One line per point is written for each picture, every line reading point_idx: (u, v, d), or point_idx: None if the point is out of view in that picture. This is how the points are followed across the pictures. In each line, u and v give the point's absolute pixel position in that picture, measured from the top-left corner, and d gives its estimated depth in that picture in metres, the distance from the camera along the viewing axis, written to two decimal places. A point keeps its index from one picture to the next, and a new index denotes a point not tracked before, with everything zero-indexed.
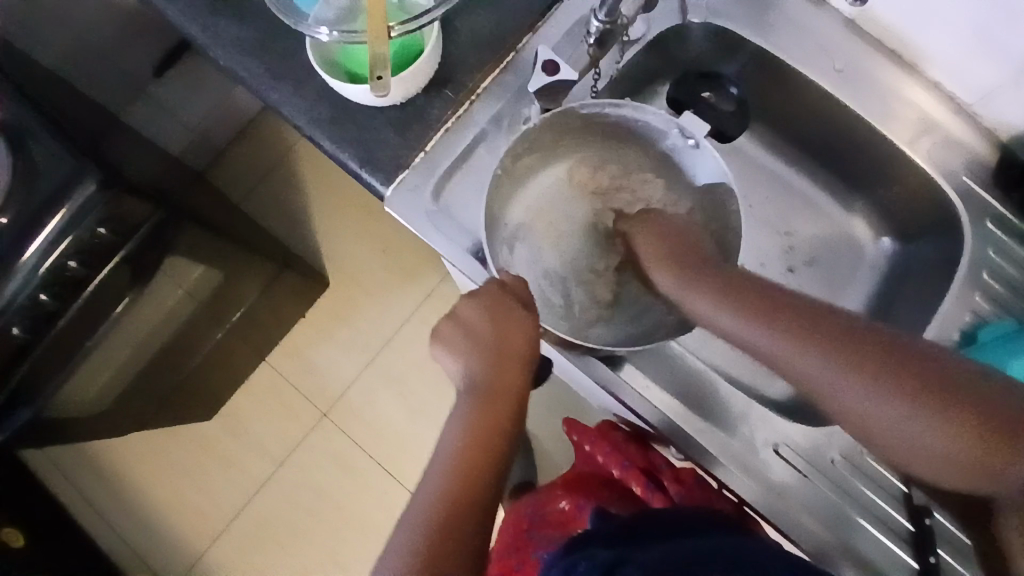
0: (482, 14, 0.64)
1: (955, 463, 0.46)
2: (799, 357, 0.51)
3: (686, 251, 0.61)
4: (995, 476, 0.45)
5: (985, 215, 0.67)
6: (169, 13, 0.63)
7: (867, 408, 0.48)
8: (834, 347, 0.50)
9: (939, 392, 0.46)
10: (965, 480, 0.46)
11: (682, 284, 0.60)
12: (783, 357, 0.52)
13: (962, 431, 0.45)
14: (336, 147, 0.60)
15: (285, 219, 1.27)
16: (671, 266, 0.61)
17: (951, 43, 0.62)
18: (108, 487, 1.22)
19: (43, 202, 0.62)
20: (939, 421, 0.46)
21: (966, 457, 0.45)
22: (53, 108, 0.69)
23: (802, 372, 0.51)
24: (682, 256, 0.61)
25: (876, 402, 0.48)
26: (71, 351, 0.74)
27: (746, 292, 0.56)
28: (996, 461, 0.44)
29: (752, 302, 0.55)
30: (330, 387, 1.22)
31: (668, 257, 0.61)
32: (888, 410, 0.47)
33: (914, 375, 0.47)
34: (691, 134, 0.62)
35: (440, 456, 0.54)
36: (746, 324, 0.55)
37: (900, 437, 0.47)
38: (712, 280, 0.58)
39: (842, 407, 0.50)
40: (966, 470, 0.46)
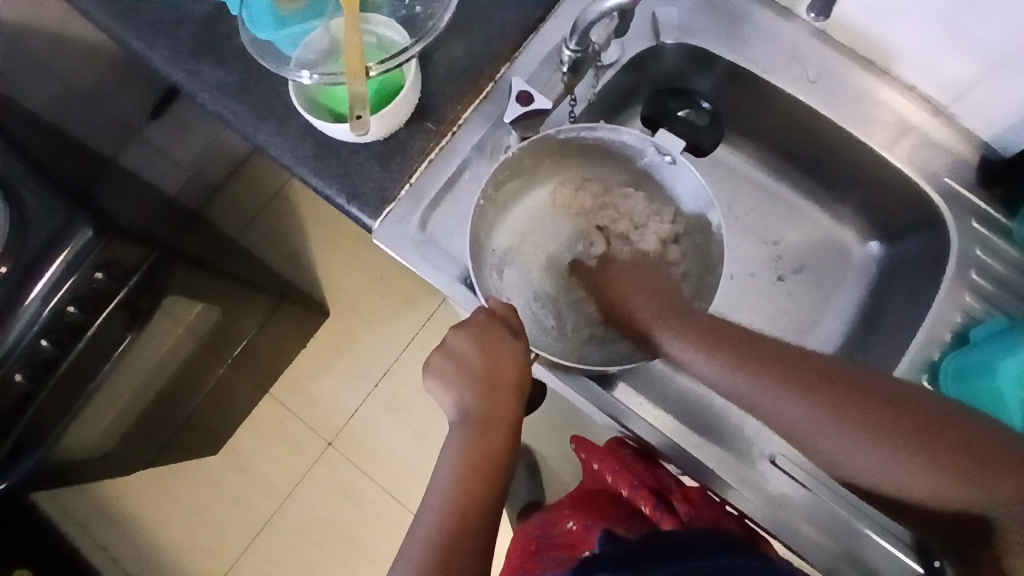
0: (459, 46, 0.65)
1: (945, 491, 0.47)
2: (775, 403, 0.53)
3: (658, 300, 0.63)
4: (970, 500, 0.47)
5: (969, 214, 0.68)
6: (156, 62, 0.65)
7: (840, 445, 0.50)
8: (808, 390, 0.52)
9: (915, 428, 0.48)
10: (943, 505, 0.48)
11: (658, 325, 0.61)
12: (761, 402, 0.54)
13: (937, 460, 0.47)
14: (322, 184, 0.61)
15: (282, 251, 1.28)
16: (657, 312, 0.62)
17: (921, 43, 0.63)
18: (117, 529, 1.22)
19: (40, 252, 0.63)
20: (922, 454, 0.48)
21: (942, 485, 0.47)
22: (44, 157, 0.70)
23: (777, 414, 0.53)
24: (660, 303, 0.63)
25: (860, 444, 0.50)
26: (71, 397, 0.74)
27: (723, 333, 0.58)
28: (968, 486, 0.47)
29: (726, 341, 0.57)
30: (334, 416, 1.22)
31: (638, 308, 0.63)
32: (862, 446, 0.49)
33: (888, 411, 0.49)
34: (666, 151, 0.64)
35: (437, 487, 0.54)
36: (727, 369, 0.55)
37: (876, 470, 0.49)
38: (687, 321, 0.60)
39: (818, 445, 0.52)
40: (943, 497, 0.48)
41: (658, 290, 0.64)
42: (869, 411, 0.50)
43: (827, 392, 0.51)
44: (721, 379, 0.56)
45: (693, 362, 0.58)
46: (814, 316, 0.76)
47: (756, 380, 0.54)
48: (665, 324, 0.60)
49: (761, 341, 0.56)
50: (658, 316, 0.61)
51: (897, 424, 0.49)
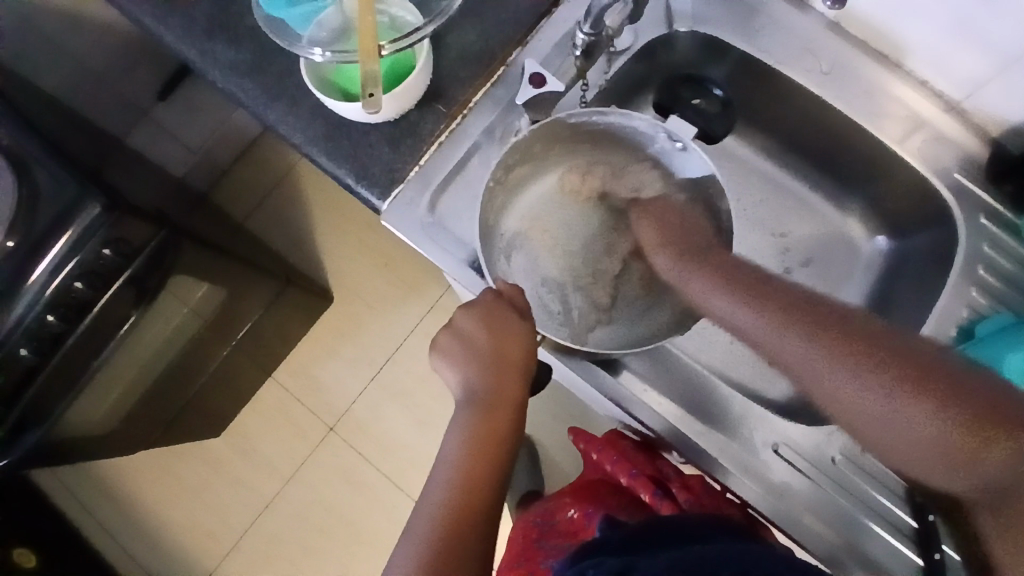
0: (471, 28, 0.65)
1: (950, 457, 0.45)
2: (791, 347, 0.51)
3: (692, 241, 0.62)
4: (975, 460, 0.44)
5: (979, 211, 0.67)
6: (168, 39, 0.65)
7: (852, 395, 0.48)
8: (830, 337, 0.50)
9: (934, 386, 0.45)
10: (945, 466, 0.45)
11: (684, 273, 0.61)
12: (779, 348, 0.52)
13: (945, 413, 0.45)
14: (332, 164, 0.61)
15: (288, 235, 1.28)
16: (676, 254, 0.62)
17: (937, 37, 0.63)
18: (119, 507, 1.23)
19: (48, 229, 0.63)
20: (932, 414, 0.45)
21: (946, 439, 0.44)
22: (55, 133, 0.71)
23: (793, 361, 0.51)
24: (683, 245, 0.63)
25: (859, 383, 0.48)
26: (76, 371, 0.74)
27: (747, 283, 0.56)
28: (975, 443, 0.44)
29: (744, 288, 0.56)
30: (337, 401, 1.23)
31: (670, 242, 0.63)
32: (873, 397, 0.47)
33: (903, 361, 0.47)
34: (678, 138, 0.63)
35: (441, 467, 0.55)
36: (749, 312, 0.54)
37: (885, 422, 0.47)
38: (716, 268, 0.59)
39: (828, 395, 0.49)
40: (945, 456, 0.45)
41: (690, 234, 0.63)
42: (886, 364, 0.47)
43: (847, 341, 0.49)
44: (740, 323, 0.55)
45: (714, 304, 0.57)
46: None
47: (776, 323, 0.52)
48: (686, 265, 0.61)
49: (791, 291, 0.54)
50: (686, 263, 0.61)
51: (912, 373, 0.46)
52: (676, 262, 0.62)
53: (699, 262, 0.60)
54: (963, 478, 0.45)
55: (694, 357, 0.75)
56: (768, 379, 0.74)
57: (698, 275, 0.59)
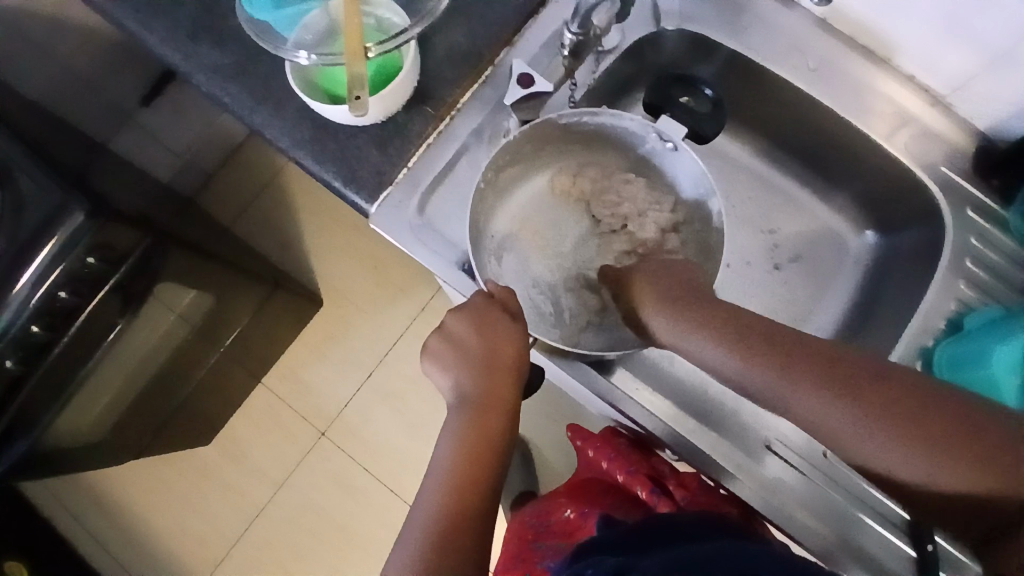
0: (458, 28, 0.65)
1: (968, 496, 0.47)
2: (805, 406, 0.52)
3: (680, 289, 0.60)
4: (992, 496, 0.47)
5: (966, 204, 0.68)
6: (151, 43, 0.64)
7: (872, 448, 0.49)
8: (845, 385, 0.50)
9: (950, 424, 0.47)
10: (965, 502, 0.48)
11: (680, 330, 0.58)
12: (791, 405, 0.52)
13: (964, 462, 0.46)
14: (319, 167, 0.61)
15: (276, 239, 1.27)
16: (660, 298, 0.60)
17: (922, 32, 0.63)
18: (109, 517, 1.21)
19: (30, 236, 0.62)
20: (949, 451, 0.47)
21: (966, 484, 0.47)
22: (38, 139, 0.70)
23: (806, 417, 0.52)
24: (666, 287, 0.61)
25: (876, 436, 0.49)
26: (62, 381, 0.74)
27: (745, 330, 0.56)
28: (993, 484, 0.46)
29: (744, 339, 0.55)
30: (328, 406, 1.22)
31: (661, 298, 0.60)
32: (893, 449, 0.48)
33: (919, 411, 0.48)
34: (668, 138, 0.64)
35: (435, 472, 0.54)
36: (756, 369, 0.54)
37: (903, 471, 0.49)
38: (705, 316, 0.58)
39: (845, 446, 0.51)
40: (965, 496, 0.47)
41: (684, 280, 0.61)
42: (900, 405, 0.49)
43: (862, 385, 0.50)
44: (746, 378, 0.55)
45: (712, 357, 0.57)
46: (810, 306, 0.76)
47: (785, 381, 0.53)
48: (672, 313, 0.59)
49: (791, 337, 0.55)
50: (676, 312, 0.59)
51: (928, 425, 0.48)
52: (661, 311, 0.60)
53: (688, 307, 0.59)
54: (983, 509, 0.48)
55: None
56: None
57: (690, 325, 0.58)
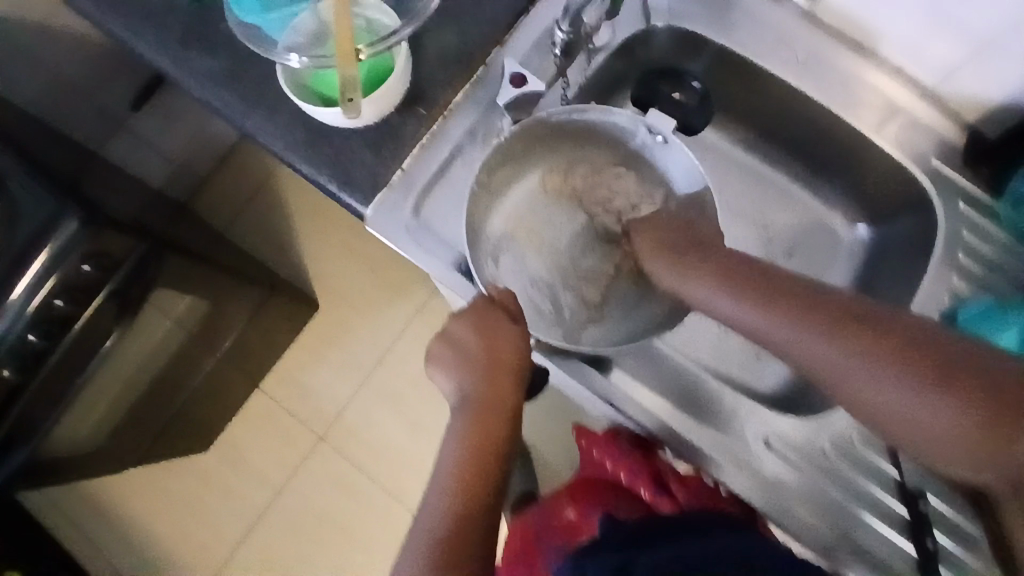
0: (449, 29, 0.65)
1: (973, 446, 0.44)
2: (801, 342, 0.51)
3: (688, 244, 0.62)
4: (999, 448, 0.44)
5: (957, 195, 0.68)
6: (141, 50, 0.64)
7: (870, 388, 0.48)
8: (834, 324, 0.50)
9: (935, 367, 0.45)
10: (971, 458, 0.45)
11: (682, 276, 0.61)
12: (788, 343, 0.52)
13: (966, 403, 0.44)
14: (314, 171, 0.61)
15: (271, 243, 1.27)
16: (668, 255, 0.63)
17: (908, 24, 0.63)
18: (109, 525, 1.21)
19: (24, 245, 0.62)
20: (930, 390, 0.45)
21: (968, 430, 0.44)
22: (29, 147, 0.70)
23: (803, 355, 0.51)
24: (674, 244, 0.63)
25: (873, 374, 0.48)
26: (60, 390, 0.73)
27: (753, 280, 0.57)
28: (999, 433, 0.43)
29: (750, 283, 0.57)
30: (326, 409, 1.22)
31: (670, 252, 0.63)
32: (890, 389, 0.47)
33: (919, 352, 0.46)
34: (658, 131, 0.64)
35: (439, 472, 0.55)
36: (754, 311, 0.55)
37: (905, 416, 0.46)
38: (717, 271, 0.59)
39: (844, 387, 0.49)
40: (969, 449, 0.44)
41: (691, 234, 0.63)
42: (896, 350, 0.47)
43: (852, 324, 0.50)
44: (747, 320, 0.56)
45: (715, 304, 0.58)
46: None
47: (781, 317, 0.53)
48: (678, 266, 0.62)
49: (793, 281, 0.55)
50: (689, 269, 0.61)
51: (927, 366, 0.46)
52: (669, 265, 0.62)
53: (694, 261, 0.61)
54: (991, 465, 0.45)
55: (685, 352, 0.75)
56: (757, 371, 0.75)
57: (696, 276, 0.60)
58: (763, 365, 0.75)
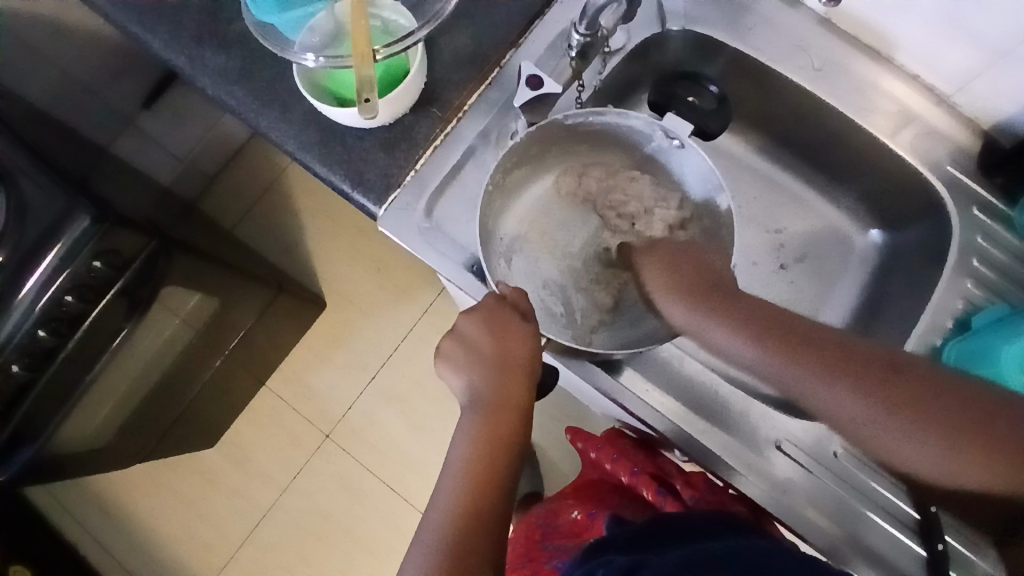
0: (464, 30, 0.65)
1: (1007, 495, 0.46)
2: (830, 400, 0.51)
3: (701, 282, 0.62)
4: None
5: (971, 203, 0.68)
6: (155, 47, 0.64)
7: (903, 447, 0.48)
8: (849, 371, 0.51)
9: (967, 424, 0.46)
10: (1006, 505, 0.46)
11: (700, 318, 0.60)
12: (818, 400, 0.52)
13: (1002, 461, 0.45)
14: (327, 170, 0.61)
15: (279, 242, 1.27)
16: (682, 292, 0.62)
17: (924, 30, 0.63)
18: (113, 521, 1.21)
19: (34, 241, 0.62)
20: (973, 449, 0.46)
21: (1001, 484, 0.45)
22: (43, 144, 0.70)
23: (835, 413, 0.51)
24: (684, 282, 0.63)
25: (905, 433, 0.48)
26: (68, 386, 0.73)
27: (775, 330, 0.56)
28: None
29: (773, 335, 0.56)
30: (332, 408, 1.22)
31: (677, 289, 0.63)
32: (922, 447, 0.47)
33: (950, 409, 0.47)
34: (674, 135, 0.63)
35: (450, 472, 0.54)
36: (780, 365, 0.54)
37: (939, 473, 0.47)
38: (734, 314, 0.59)
39: (875, 445, 0.50)
40: (1005, 499, 0.46)
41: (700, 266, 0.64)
42: (925, 409, 0.48)
43: (884, 384, 0.50)
44: (771, 373, 0.55)
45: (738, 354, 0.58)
46: (818, 304, 0.76)
47: (809, 375, 0.53)
48: (697, 308, 0.61)
49: (817, 335, 0.54)
50: (706, 310, 0.60)
51: (959, 424, 0.46)
52: (687, 308, 0.61)
53: (710, 302, 0.61)
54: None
55: None
56: None
57: (716, 320, 0.60)
58: None
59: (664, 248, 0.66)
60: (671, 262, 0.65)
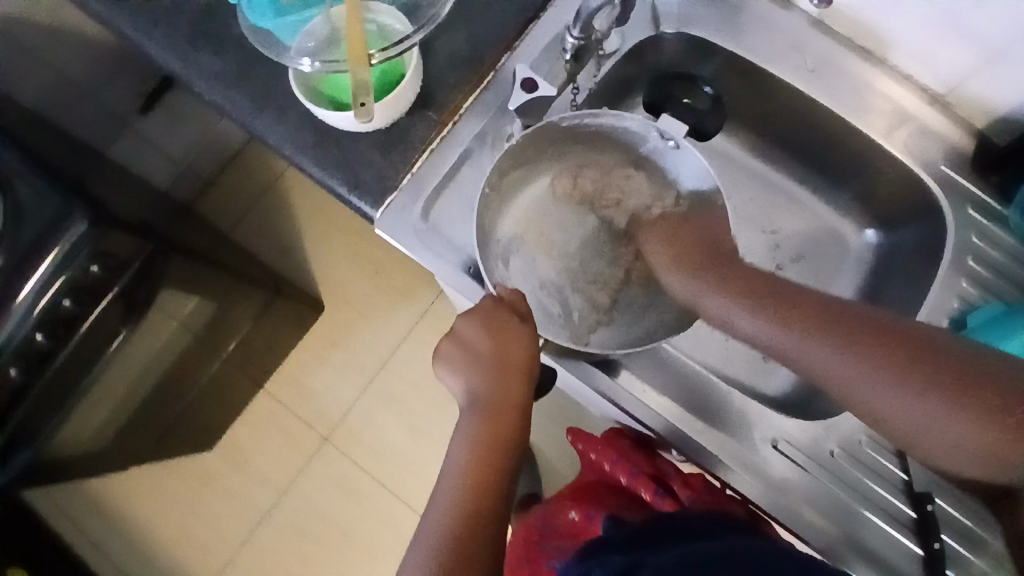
0: (459, 33, 0.65)
1: (980, 448, 0.47)
2: (815, 354, 0.54)
3: (698, 259, 0.64)
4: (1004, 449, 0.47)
5: (966, 202, 0.68)
6: (151, 50, 0.64)
7: (880, 397, 0.50)
8: (854, 345, 0.52)
9: (944, 373, 0.48)
10: (979, 460, 0.48)
11: (694, 285, 0.63)
12: (802, 356, 0.55)
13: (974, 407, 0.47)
14: (324, 173, 0.61)
15: (276, 244, 1.27)
16: (680, 262, 0.65)
17: (918, 30, 0.63)
18: (111, 524, 1.21)
19: (31, 246, 0.62)
20: (949, 398, 0.48)
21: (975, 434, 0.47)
22: (39, 147, 0.70)
23: (818, 367, 0.54)
24: (686, 252, 0.65)
25: (884, 383, 0.50)
26: (66, 390, 0.73)
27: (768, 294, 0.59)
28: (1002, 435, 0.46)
29: (766, 298, 0.59)
30: (330, 410, 1.22)
31: (679, 262, 0.65)
32: (899, 396, 0.49)
33: (927, 361, 0.49)
34: (669, 135, 0.64)
35: (449, 472, 0.55)
36: (770, 323, 0.57)
37: (913, 422, 0.49)
38: (729, 281, 0.62)
39: (854, 397, 0.52)
40: (979, 452, 0.48)
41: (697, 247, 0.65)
42: (904, 358, 0.50)
43: (868, 337, 0.52)
44: (761, 332, 0.58)
45: (731, 316, 0.60)
46: None
47: (796, 330, 0.55)
48: (692, 276, 0.64)
49: (808, 296, 0.57)
50: (701, 279, 0.63)
51: (935, 375, 0.49)
52: (681, 276, 0.64)
53: (706, 270, 0.63)
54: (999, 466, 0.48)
55: (690, 355, 0.75)
56: (764, 375, 0.75)
57: (711, 287, 0.62)
58: (770, 369, 0.75)
59: (658, 248, 0.67)
60: (665, 250, 0.66)
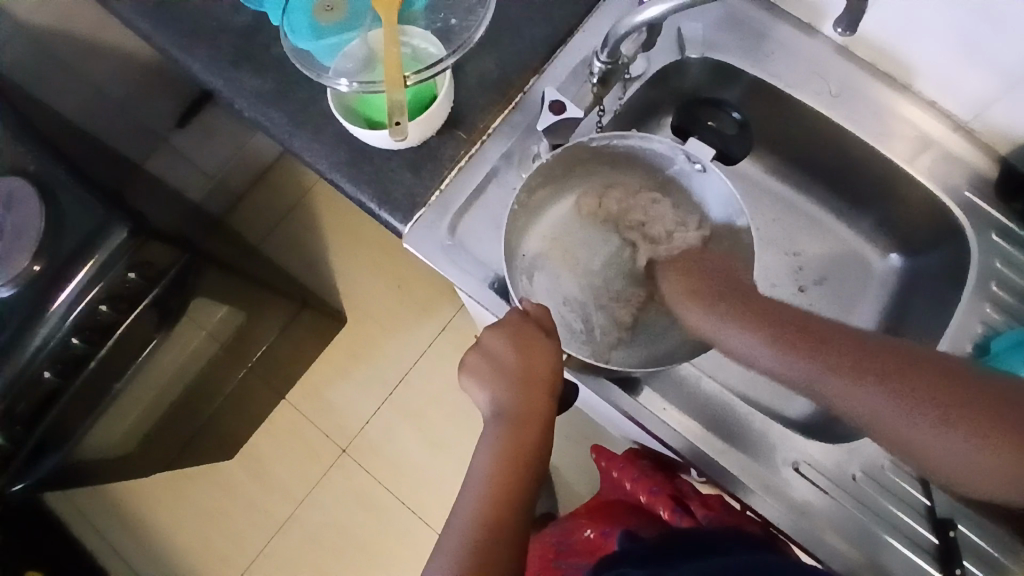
0: (489, 57, 0.68)
1: (997, 476, 0.47)
2: (832, 380, 0.54)
3: (722, 284, 0.64)
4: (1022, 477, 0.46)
5: (990, 228, 0.68)
6: (195, 70, 0.67)
7: (898, 424, 0.50)
8: (871, 364, 0.52)
9: (960, 399, 0.48)
10: (998, 489, 0.47)
11: (715, 318, 0.62)
12: (820, 383, 0.55)
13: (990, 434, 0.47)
14: (356, 189, 0.63)
15: (303, 258, 1.30)
16: (702, 290, 0.64)
17: (940, 57, 0.64)
18: (133, 530, 1.23)
19: (72, 253, 0.65)
20: (964, 426, 0.48)
21: (991, 462, 0.47)
22: (84, 159, 0.73)
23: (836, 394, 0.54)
24: (709, 278, 0.64)
25: (900, 409, 0.50)
26: (97, 394, 0.76)
27: (785, 319, 0.59)
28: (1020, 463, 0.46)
29: (784, 323, 0.59)
30: (350, 422, 1.24)
31: (701, 286, 0.64)
32: (916, 423, 0.49)
33: (942, 386, 0.49)
34: (697, 160, 0.65)
35: (472, 480, 0.55)
36: (786, 351, 0.57)
37: (930, 450, 0.49)
38: (747, 308, 0.62)
39: (872, 423, 0.52)
40: (997, 480, 0.47)
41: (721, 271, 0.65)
42: (919, 384, 0.50)
43: (884, 365, 0.52)
44: (778, 362, 0.58)
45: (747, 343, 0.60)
46: None
47: (812, 358, 0.55)
48: (707, 299, 0.63)
49: (825, 323, 0.57)
50: (715, 305, 0.63)
51: (951, 402, 0.49)
52: (699, 303, 0.64)
53: (725, 296, 0.63)
54: (1017, 495, 0.47)
55: (711, 375, 0.76)
56: (786, 398, 0.75)
57: (729, 314, 0.62)
58: (792, 393, 0.75)
59: (682, 270, 0.68)
60: (690, 268, 0.66)
